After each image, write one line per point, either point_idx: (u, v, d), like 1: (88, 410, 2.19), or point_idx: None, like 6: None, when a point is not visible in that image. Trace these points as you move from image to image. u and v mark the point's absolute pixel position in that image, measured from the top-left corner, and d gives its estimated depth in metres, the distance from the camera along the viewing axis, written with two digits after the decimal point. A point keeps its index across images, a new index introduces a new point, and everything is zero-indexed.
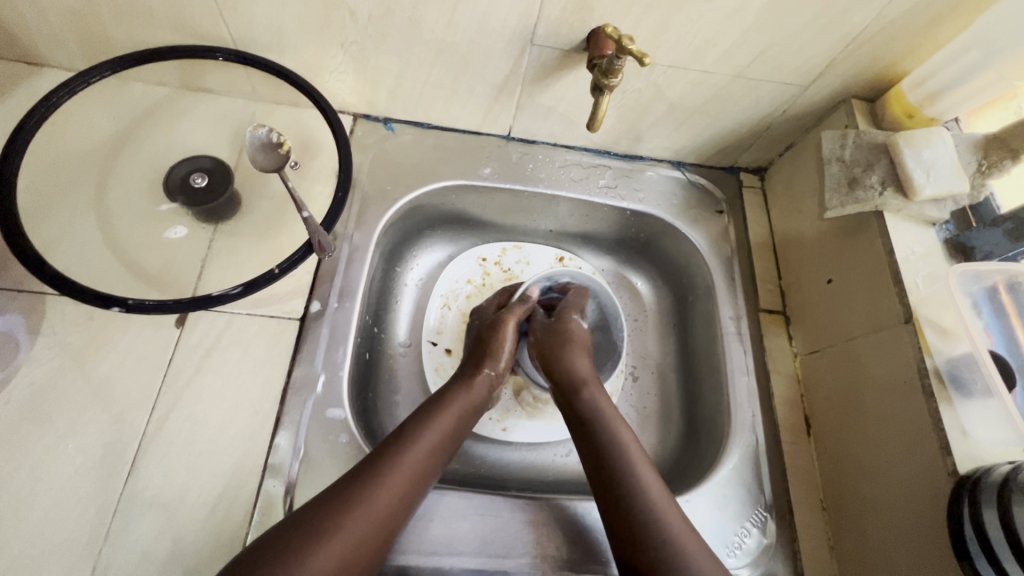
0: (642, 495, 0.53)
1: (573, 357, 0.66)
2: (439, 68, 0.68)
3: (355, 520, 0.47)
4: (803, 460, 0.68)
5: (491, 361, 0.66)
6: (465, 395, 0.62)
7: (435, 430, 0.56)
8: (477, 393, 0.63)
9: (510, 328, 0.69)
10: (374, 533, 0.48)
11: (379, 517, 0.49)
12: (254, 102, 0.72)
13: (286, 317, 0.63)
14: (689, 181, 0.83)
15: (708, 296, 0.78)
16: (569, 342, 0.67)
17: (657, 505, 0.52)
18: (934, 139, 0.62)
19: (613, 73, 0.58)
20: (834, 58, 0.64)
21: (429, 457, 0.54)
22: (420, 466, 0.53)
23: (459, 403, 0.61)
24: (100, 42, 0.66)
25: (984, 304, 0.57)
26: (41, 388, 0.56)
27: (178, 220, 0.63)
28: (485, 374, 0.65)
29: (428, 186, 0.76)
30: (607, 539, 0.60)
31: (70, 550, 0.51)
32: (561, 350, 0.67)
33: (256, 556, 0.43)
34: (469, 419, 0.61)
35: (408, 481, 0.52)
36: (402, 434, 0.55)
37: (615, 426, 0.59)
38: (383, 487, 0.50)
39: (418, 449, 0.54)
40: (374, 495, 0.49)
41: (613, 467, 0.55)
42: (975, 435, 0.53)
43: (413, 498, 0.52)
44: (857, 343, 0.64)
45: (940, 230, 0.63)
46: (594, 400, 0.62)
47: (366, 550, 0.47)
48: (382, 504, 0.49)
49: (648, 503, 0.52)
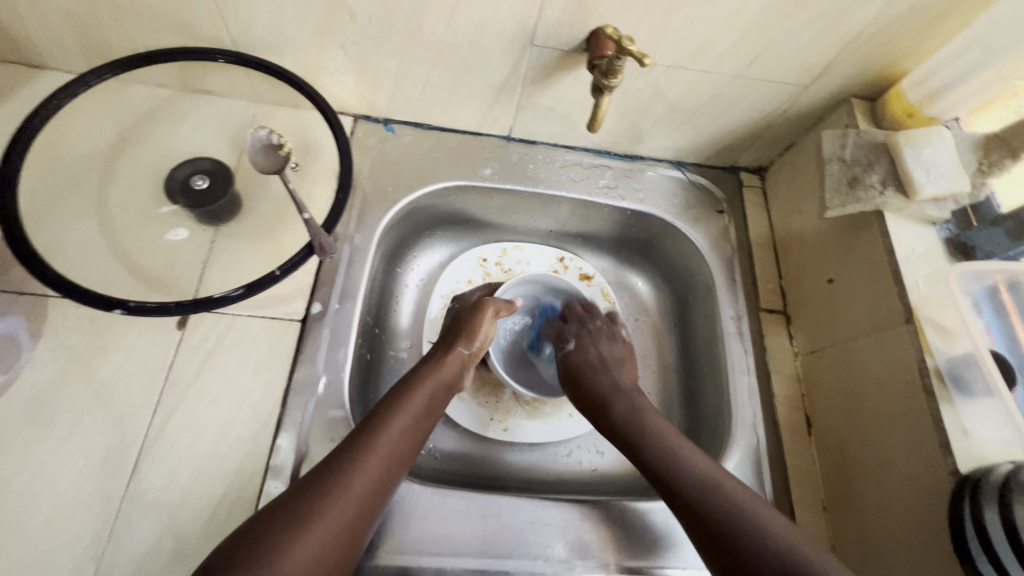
0: (707, 484, 0.52)
1: (600, 376, 0.67)
2: (439, 69, 0.68)
3: (335, 503, 0.47)
4: (804, 459, 0.68)
5: (465, 341, 0.66)
6: (437, 375, 0.61)
7: (409, 410, 0.56)
8: (449, 371, 0.63)
9: (485, 315, 0.69)
10: (354, 515, 0.48)
11: (358, 498, 0.49)
12: (255, 104, 0.72)
13: (287, 319, 0.64)
14: (689, 181, 0.83)
15: (709, 296, 0.78)
16: (592, 364, 0.69)
17: (727, 490, 0.51)
18: (934, 139, 0.62)
19: (613, 73, 0.58)
20: (834, 57, 0.64)
21: (405, 437, 0.54)
22: (396, 446, 0.53)
23: (430, 382, 0.60)
24: (100, 45, 0.66)
25: (984, 304, 0.57)
26: (44, 390, 0.57)
27: (180, 223, 0.63)
28: (458, 353, 0.64)
29: (428, 187, 0.76)
30: (647, 535, 0.61)
31: (73, 552, 0.51)
32: (588, 372, 0.68)
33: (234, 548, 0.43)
34: (442, 398, 0.61)
35: (384, 462, 0.52)
36: (376, 417, 0.55)
37: (657, 426, 0.59)
38: (360, 468, 0.50)
39: (392, 430, 0.54)
40: (351, 477, 0.49)
41: (668, 465, 0.55)
42: (975, 435, 0.52)
43: (391, 477, 0.52)
44: (857, 342, 0.64)
45: (940, 230, 0.63)
46: (627, 405, 0.63)
47: (347, 532, 0.47)
48: (360, 486, 0.49)
49: (714, 491, 0.51)
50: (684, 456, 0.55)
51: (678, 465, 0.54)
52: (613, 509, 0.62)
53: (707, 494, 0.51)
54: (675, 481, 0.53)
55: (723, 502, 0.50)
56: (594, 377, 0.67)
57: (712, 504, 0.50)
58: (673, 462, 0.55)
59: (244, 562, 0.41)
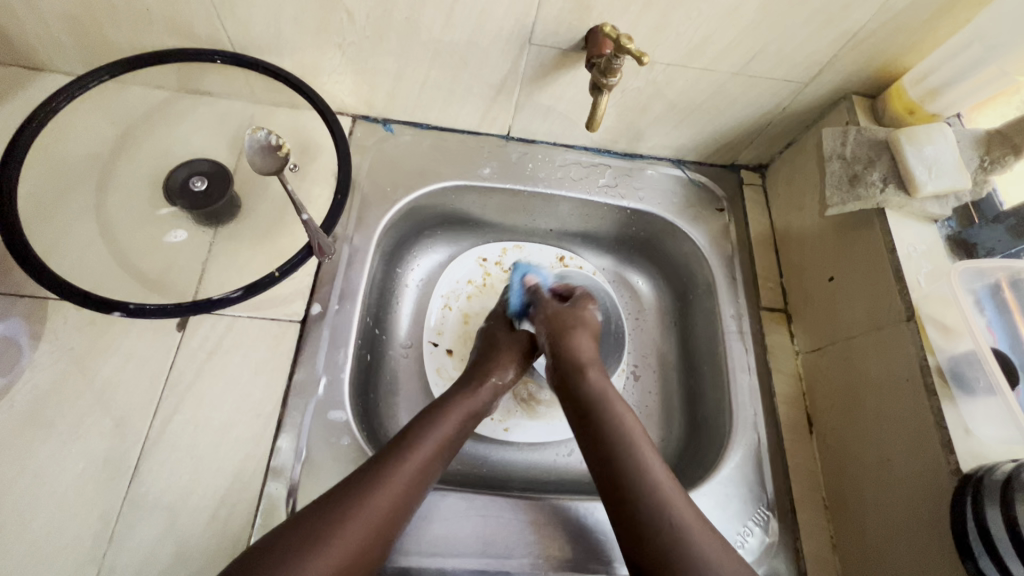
0: (647, 484, 0.51)
1: (577, 340, 0.64)
2: (438, 68, 0.67)
3: (350, 529, 0.47)
4: (805, 458, 0.68)
5: (498, 371, 0.66)
6: (466, 403, 0.61)
7: (434, 437, 0.56)
8: (479, 400, 0.63)
9: (522, 351, 0.69)
10: (368, 541, 0.48)
11: (375, 525, 0.49)
12: (252, 104, 0.72)
13: (287, 319, 0.64)
14: (689, 179, 0.83)
15: (709, 295, 0.78)
16: (568, 326, 0.66)
17: (668, 494, 0.51)
18: (936, 136, 0.61)
19: (612, 72, 0.57)
20: (834, 55, 0.63)
21: (426, 465, 0.54)
22: (417, 473, 0.53)
23: (459, 408, 0.60)
24: (97, 46, 0.66)
25: (987, 301, 0.57)
26: (45, 393, 0.57)
27: (177, 224, 0.63)
28: (489, 383, 0.64)
29: (427, 187, 0.75)
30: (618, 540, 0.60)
31: (75, 554, 0.51)
32: (563, 330, 0.65)
33: (250, 561, 0.44)
34: (469, 425, 0.61)
35: (404, 489, 0.51)
36: (402, 440, 0.55)
37: (619, 412, 0.57)
38: (379, 496, 0.50)
39: (416, 456, 0.53)
40: (371, 502, 0.49)
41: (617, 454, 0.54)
42: (977, 433, 0.52)
43: (409, 504, 0.52)
44: (858, 341, 0.64)
45: (941, 227, 0.63)
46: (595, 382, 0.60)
47: (360, 559, 0.47)
48: (378, 511, 0.49)
49: (653, 491, 0.51)
50: (640, 449, 0.54)
51: (628, 457, 0.53)
52: (595, 514, 0.61)
53: (637, 481, 0.51)
54: (616, 472, 0.52)
55: (660, 506, 0.50)
56: (571, 341, 0.64)
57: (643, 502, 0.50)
58: (624, 453, 0.53)
59: None
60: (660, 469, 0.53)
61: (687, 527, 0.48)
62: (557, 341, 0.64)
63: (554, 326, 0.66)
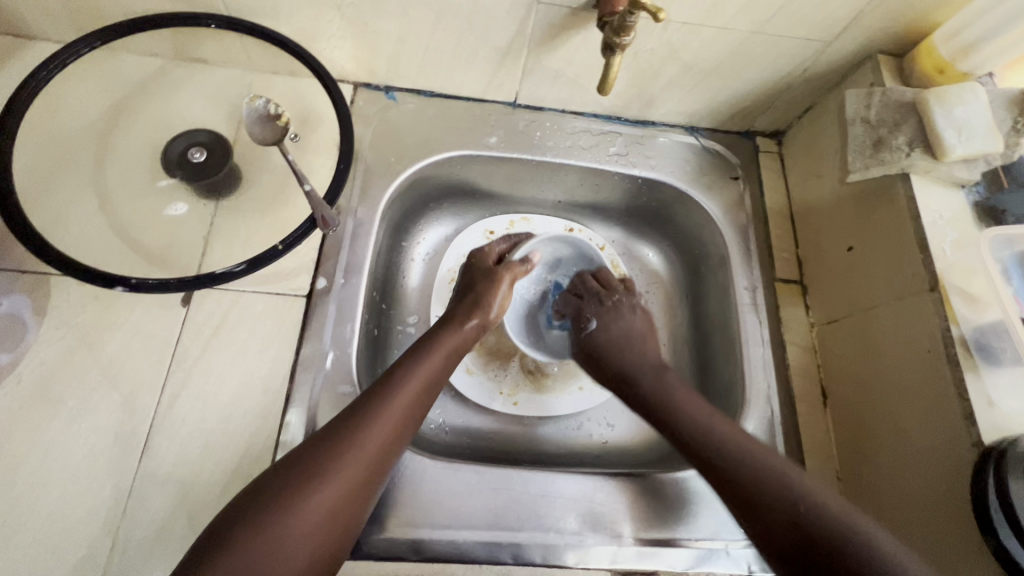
0: (748, 457, 0.52)
1: (630, 350, 0.68)
2: (441, 31, 0.64)
3: (349, 460, 0.48)
4: (819, 430, 0.67)
5: (479, 313, 0.65)
6: (450, 340, 0.61)
7: (421, 372, 0.56)
8: (463, 338, 0.62)
9: (502, 287, 0.67)
10: (367, 472, 0.49)
11: (370, 457, 0.49)
12: (250, 73, 0.70)
13: (292, 294, 0.62)
14: (703, 147, 0.80)
15: (723, 266, 0.76)
16: (623, 341, 0.69)
17: (761, 459, 0.52)
18: (967, 97, 0.58)
19: (625, 31, 0.54)
20: (862, 9, 0.60)
21: (414, 403, 0.54)
22: (406, 409, 0.53)
23: (444, 347, 0.60)
24: (86, 11, 0.63)
25: (1014, 270, 0.55)
26: (51, 369, 0.56)
27: (177, 197, 0.61)
28: (470, 326, 0.63)
29: (431, 158, 0.73)
30: (633, 510, 0.60)
31: (89, 527, 0.51)
32: (614, 347, 0.68)
33: (247, 503, 0.44)
34: (453, 361, 0.61)
35: (394, 427, 0.51)
36: (388, 378, 0.54)
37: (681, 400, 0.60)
38: (371, 431, 0.50)
39: (405, 391, 0.54)
40: (365, 436, 0.49)
41: (710, 446, 0.55)
42: (1001, 405, 0.51)
43: (401, 439, 0.52)
44: (876, 313, 0.62)
45: (969, 193, 0.61)
46: (640, 379, 0.64)
47: (360, 490, 0.48)
48: (373, 446, 0.49)
49: (745, 458, 0.52)
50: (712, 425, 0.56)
51: (705, 432, 0.56)
52: (606, 487, 0.61)
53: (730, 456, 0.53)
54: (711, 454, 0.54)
55: (761, 470, 0.51)
56: (623, 350, 0.68)
57: (776, 495, 0.49)
58: (703, 434, 0.56)
59: (256, 514, 0.43)
60: (732, 432, 0.55)
61: (780, 475, 0.50)
62: (610, 353, 0.68)
63: (609, 346, 0.69)
